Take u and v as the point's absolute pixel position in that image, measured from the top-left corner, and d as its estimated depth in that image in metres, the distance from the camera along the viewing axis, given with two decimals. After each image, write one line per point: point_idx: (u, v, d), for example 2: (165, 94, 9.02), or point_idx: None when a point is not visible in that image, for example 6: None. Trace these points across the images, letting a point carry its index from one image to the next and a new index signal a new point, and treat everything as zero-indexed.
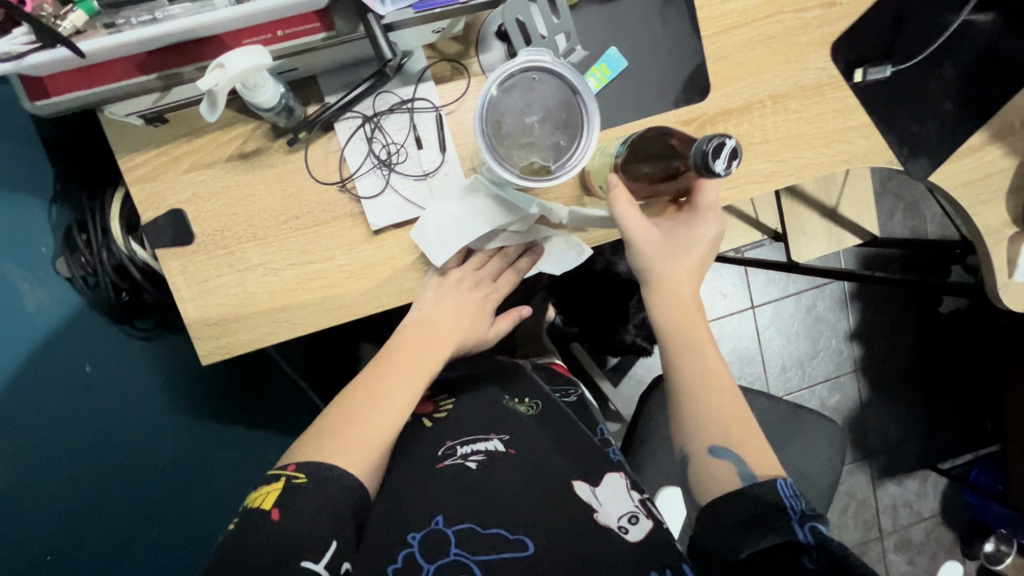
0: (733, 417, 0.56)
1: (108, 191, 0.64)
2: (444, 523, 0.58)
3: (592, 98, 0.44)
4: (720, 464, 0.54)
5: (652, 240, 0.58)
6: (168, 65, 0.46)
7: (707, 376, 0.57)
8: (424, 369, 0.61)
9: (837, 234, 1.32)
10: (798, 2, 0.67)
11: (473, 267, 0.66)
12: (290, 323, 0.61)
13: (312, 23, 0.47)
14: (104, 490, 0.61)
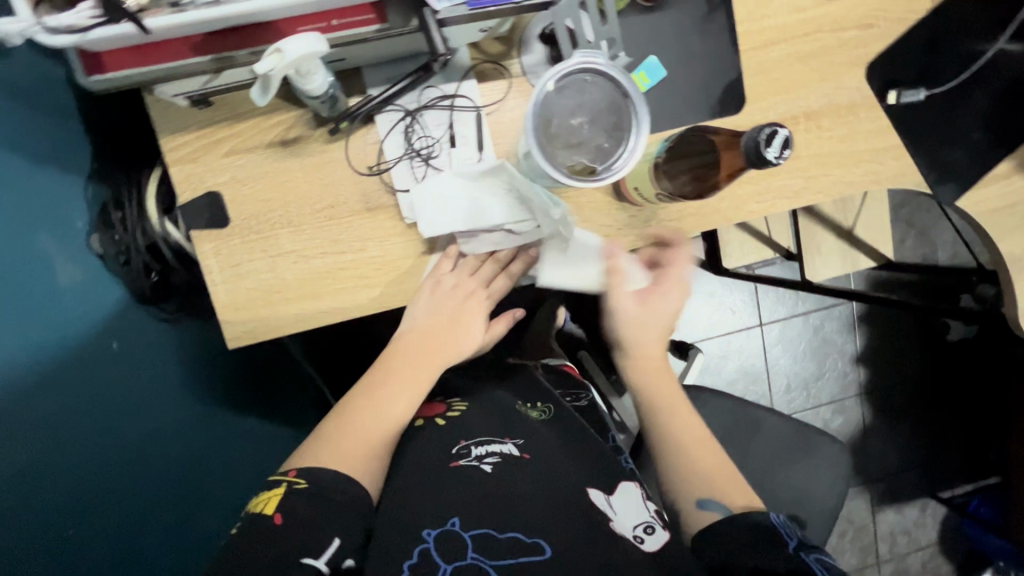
0: (712, 468, 0.62)
1: (146, 170, 0.64)
2: (461, 526, 0.57)
3: (643, 102, 0.44)
4: (708, 515, 0.60)
5: (630, 315, 0.62)
6: (224, 48, 0.46)
7: (685, 440, 0.64)
8: (421, 379, 0.62)
9: (851, 256, 1.32)
10: (836, 22, 0.68)
11: (468, 272, 0.64)
12: (320, 311, 0.61)
13: (366, 14, 0.47)
14: (109, 477, 0.59)
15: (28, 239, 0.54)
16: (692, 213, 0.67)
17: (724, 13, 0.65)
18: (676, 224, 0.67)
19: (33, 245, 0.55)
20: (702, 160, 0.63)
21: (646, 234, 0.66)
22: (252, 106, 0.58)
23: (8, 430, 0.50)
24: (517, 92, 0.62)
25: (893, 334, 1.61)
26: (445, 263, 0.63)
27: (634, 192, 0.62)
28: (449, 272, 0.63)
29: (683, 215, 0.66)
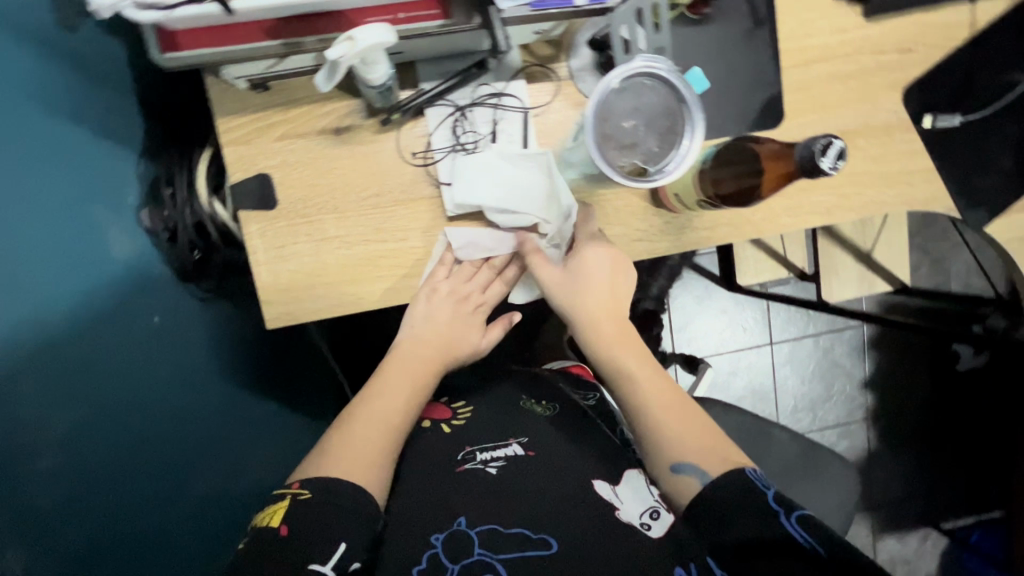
0: (687, 429, 0.60)
1: (197, 150, 0.66)
2: (467, 525, 0.59)
3: (699, 107, 0.46)
4: (683, 479, 0.57)
5: (557, 279, 0.64)
6: (294, 34, 0.48)
7: (651, 401, 0.61)
8: (417, 384, 0.63)
9: (868, 279, 1.32)
10: (876, 44, 0.70)
11: (463, 278, 0.65)
12: (360, 294, 0.63)
13: (432, 10, 0.49)
14: (146, 452, 0.59)
15: (83, 211, 0.56)
16: (725, 224, 0.68)
17: (768, 29, 0.67)
18: (709, 233, 0.68)
19: (88, 217, 0.57)
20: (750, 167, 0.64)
21: (679, 242, 0.67)
22: (308, 93, 0.59)
23: (52, 394, 0.51)
24: (563, 95, 0.64)
25: (903, 361, 1.61)
26: (442, 269, 0.64)
27: (674, 199, 0.65)
28: (446, 278, 0.64)
29: (716, 224, 0.68)
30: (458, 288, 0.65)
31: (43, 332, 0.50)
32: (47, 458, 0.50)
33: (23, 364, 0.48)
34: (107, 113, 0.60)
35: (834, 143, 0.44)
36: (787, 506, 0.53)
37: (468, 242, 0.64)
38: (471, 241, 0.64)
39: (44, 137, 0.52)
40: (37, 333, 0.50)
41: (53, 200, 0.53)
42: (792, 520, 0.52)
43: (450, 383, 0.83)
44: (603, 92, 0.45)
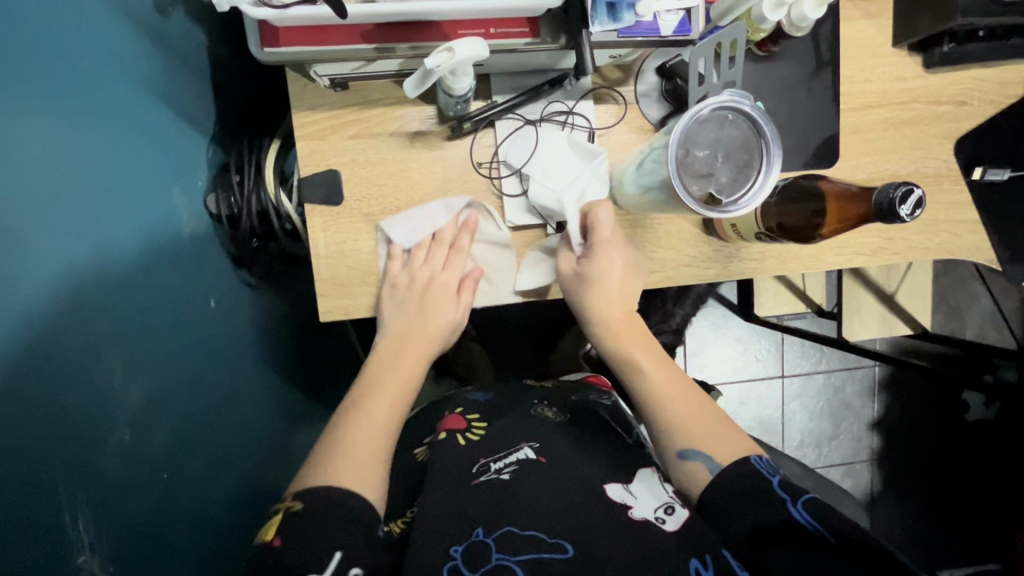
0: (694, 420, 0.58)
1: (265, 140, 0.68)
2: (484, 533, 0.53)
3: (778, 144, 0.48)
4: (693, 466, 0.56)
5: (572, 284, 0.64)
6: (388, 39, 0.49)
7: (660, 394, 0.60)
8: (404, 381, 0.60)
9: (890, 322, 1.32)
10: (933, 95, 0.71)
11: (423, 262, 0.64)
12: (379, 270, 0.63)
13: (522, 27, 0.50)
14: (197, 432, 0.58)
15: (160, 193, 0.57)
16: (772, 257, 0.69)
17: (831, 72, 0.68)
18: (757, 264, 0.69)
19: (166, 199, 0.58)
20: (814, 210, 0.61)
21: (726, 271, 0.68)
22: (383, 96, 0.61)
23: (130, 358, 0.50)
24: (627, 118, 0.65)
25: (913, 405, 1.61)
26: (395, 264, 0.63)
27: (729, 228, 0.64)
28: (405, 269, 0.63)
29: (764, 257, 0.69)
30: (427, 280, 0.64)
31: (131, 307, 0.51)
32: (122, 433, 0.48)
33: (106, 337, 0.48)
34: (187, 99, 0.62)
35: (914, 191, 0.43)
36: (794, 491, 0.52)
37: (411, 227, 0.63)
38: (441, 235, 0.64)
39: (129, 115, 0.53)
40: (118, 308, 0.50)
41: (133, 181, 0.53)
42: (800, 508, 0.50)
43: (460, 398, 0.77)
44: (686, 122, 0.47)
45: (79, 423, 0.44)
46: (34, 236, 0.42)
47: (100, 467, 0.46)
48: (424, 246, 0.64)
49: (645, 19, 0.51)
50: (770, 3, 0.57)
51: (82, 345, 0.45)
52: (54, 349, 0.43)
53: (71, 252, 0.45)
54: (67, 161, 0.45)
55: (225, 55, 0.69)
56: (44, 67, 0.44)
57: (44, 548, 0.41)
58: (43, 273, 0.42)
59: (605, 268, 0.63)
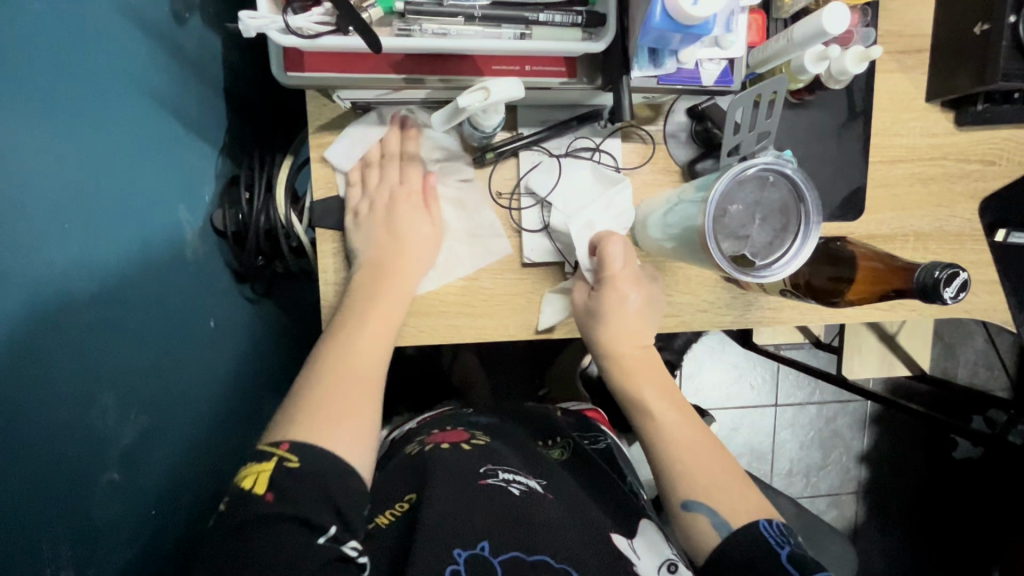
0: (709, 467, 0.56)
1: (278, 157, 0.66)
2: (490, 552, 0.51)
3: (819, 210, 0.46)
4: (695, 517, 0.54)
5: (586, 316, 0.61)
6: (418, 71, 0.47)
7: (673, 437, 0.57)
8: (382, 308, 0.55)
9: (889, 361, 1.31)
10: (962, 152, 0.70)
11: (382, 182, 0.59)
12: (341, 199, 0.59)
13: (559, 66, 0.48)
14: (185, 462, 0.54)
15: (165, 212, 0.54)
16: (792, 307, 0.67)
17: (862, 124, 0.67)
18: (774, 313, 0.67)
19: (172, 216, 0.55)
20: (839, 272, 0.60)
21: (744, 318, 0.67)
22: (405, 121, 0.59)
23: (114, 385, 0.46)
24: (654, 159, 0.63)
25: (903, 440, 1.61)
26: (354, 189, 0.59)
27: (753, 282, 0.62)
28: (365, 195, 0.58)
29: (784, 307, 0.67)
30: (391, 201, 0.58)
31: (121, 324, 0.47)
32: (110, 472, 0.45)
33: (97, 369, 0.45)
34: (199, 108, 0.59)
35: (960, 274, 0.42)
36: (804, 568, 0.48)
37: (352, 145, 0.58)
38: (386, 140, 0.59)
39: (130, 133, 0.49)
40: (92, 342, 0.44)
41: (134, 204, 0.50)
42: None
43: (463, 417, 0.75)
44: (734, 175, 0.45)
45: (64, 468, 0.41)
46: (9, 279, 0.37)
47: (82, 514, 0.43)
48: (376, 167, 0.59)
49: (687, 66, 0.50)
50: (811, 54, 0.55)
51: (49, 383, 0.40)
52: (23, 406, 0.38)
53: (63, 272, 0.41)
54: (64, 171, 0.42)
55: (240, 61, 0.67)
56: (50, 76, 0.41)
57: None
58: (15, 311, 0.38)
59: (620, 303, 0.59)
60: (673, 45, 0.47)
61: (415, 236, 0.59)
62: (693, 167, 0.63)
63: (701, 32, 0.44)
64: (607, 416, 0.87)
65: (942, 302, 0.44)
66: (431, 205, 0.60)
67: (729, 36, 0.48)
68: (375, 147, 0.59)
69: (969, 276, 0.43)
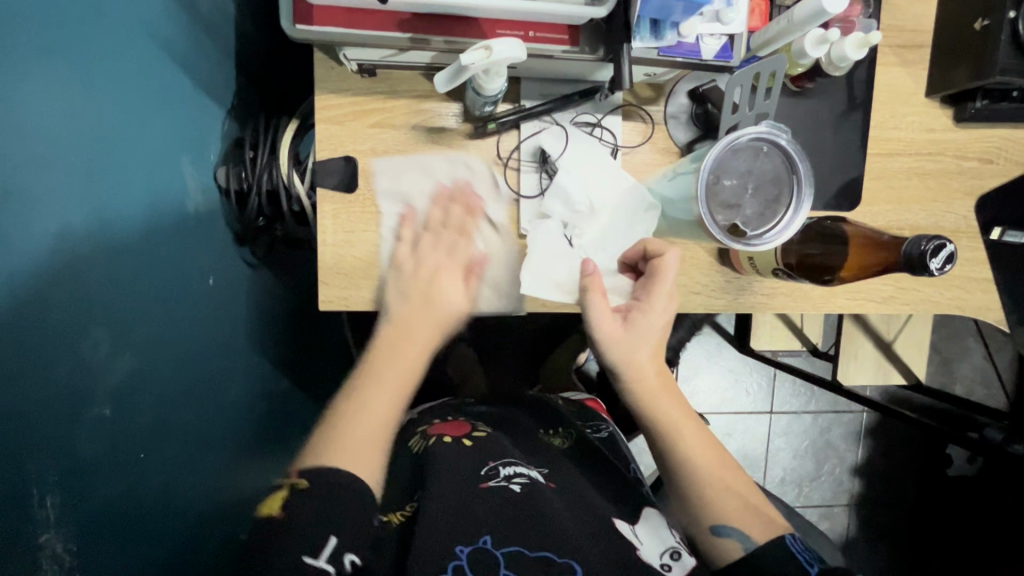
0: (732, 491, 0.55)
1: (283, 121, 0.67)
2: (492, 544, 0.50)
3: (811, 183, 0.48)
4: (726, 542, 0.53)
5: (616, 333, 0.57)
6: (423, 31, 0.48)
7: (696, 459, 0.56)
8: (406, 368, 0.55)
9: (884, 370, 1.30)
10: (960, 149, 0.70)
11: (440, 247, 0.59)
12: (386, 255, 0.60)
13: (561, 34, 0.50)
14: (168, 421, 0.53)
15: (171, 163, 0.55)
16: (783, 293, 0.67)
17: (861, 115, 0.67)
18: (767, 299, 0.67)
19: (177, 172, 0.56)
20: (834, 250, 0.60)
21: (737, 302, 0.67)
22: (408, 88, 0.59)
23: (115, 319, 0.47)
24: (654, 139, 0.64)
25: (897, 454, 1.60)
26: (404, 246, 0.59)
27: (747, 262, 0.62)
28: (412, 254, 0.59)
29: (776, 293, 0.67)
30: (432, 266, 0.59)
31: (121, 263, 0.48)
32: (100, 407, 0.45)
33: (99, 304, 0.45)
34: (209, 67, 0.61)
35: (947, 246, 0.44)
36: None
37: (393, 175, 0.60)
38: (429, 195, 0.61)
39: (144, 82, 0.51)
40: (93, 277, 0.45)
41: (142, 151, 0.51)
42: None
43: (462, 408, 0.75)
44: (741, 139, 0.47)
45: (56, 395, 0.41)
46: (23, 186, 0.38)
47: (71, 446, 0.42)
48: (433, 231, 0.60)
49: (687, 40, 0.51)
50: (812, 38, 0.56)
51: (53, 306, 0.41)
52: (37, 318, 0.39)
53: (71, 203, 0.43)
54: (81, 103, 0.43)
55: (252, 28, 0.68)
56: (72, 12, 0.42)
57: (11, 538, 0.38)
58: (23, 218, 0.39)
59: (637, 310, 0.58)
60: (674, 16, 0.48)
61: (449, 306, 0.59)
62: (691, 148, 0.63)
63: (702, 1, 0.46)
64: (604, 405, 0.87)
65: (929, 274, 0.46)
66: (470, 276, 0.60)
67: (730, 12, 0.51)
68: (438, 209, 0.60)
69: (954, 249, 0.44)
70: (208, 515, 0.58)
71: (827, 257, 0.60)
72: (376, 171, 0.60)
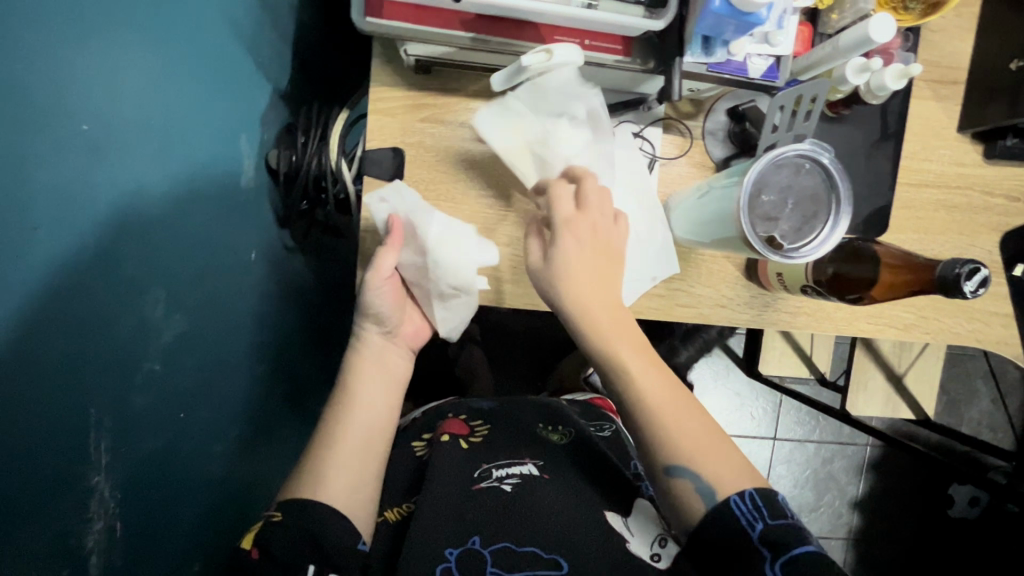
0: (688, 433, 0.51)
1: (334, 110, 0.69)
2: (481, 543, 0.53)
3: (848, 198, 0.49)
4: (683, 488, 0.49)
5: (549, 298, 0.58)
6: (485, 32, 0.51)
7: (652, 405, 0.52)
8: (372, 372, 0.60)
9: (893, 402, 1.30)
10: (988, 185, 0.72)
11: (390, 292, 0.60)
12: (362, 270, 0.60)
13: (615, 44, 0.52)
14: (210, 382, 0.54)
15: (233, 140, 0.57)
16: (806, 313, 0.69)
17: (894, 145, 0.69)
18: (790, 318, 0.69)
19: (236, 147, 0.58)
20: (863, 271, 0.62)
21: (760, 318, 0.68)
22: (459, 87, 0.62)
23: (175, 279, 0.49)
24: (690, 153, 0.66)
25: (899, 490, 1.58)
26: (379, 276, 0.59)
27: (776, 278, 0.63)
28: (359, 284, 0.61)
29: (800, 311, 0.69)
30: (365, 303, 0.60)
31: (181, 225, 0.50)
32: (152, 363, 0.47)
33: (161, 263, 0.48)
34: (270, 53, 0.63)
35: (980, 270, 0.47)
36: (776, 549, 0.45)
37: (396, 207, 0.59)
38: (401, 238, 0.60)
39: (217, 58, 0.54)
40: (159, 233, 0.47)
41: (213, 126, 0.54)
42: (776, 563, 0.45)
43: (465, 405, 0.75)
44: (764, 164, 0.48)
45: (118, 344, 0.44)
46: (116, 148, 0.43)
47: (124, 398, 0.45)
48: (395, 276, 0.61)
49: (736, 58, 0.53)
50: (854, 65, 0.58)
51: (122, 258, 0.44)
52: (111, 268, 0.43)
53: (142, 166, 0.45)
54: (159, 73, 0.47)
55: (311, 20, 0.71)
56: None
57: (61, 474, 0.41)
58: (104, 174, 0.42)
59: (582, 276, 0.56)
60: (726, 34, 0.50)
61: (398, 342, 0.63)
62: (727, 165, 0.65)
63: (755, 21, 0.48)
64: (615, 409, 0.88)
65: (962, 296, 0.48)
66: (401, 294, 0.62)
67: (779, 35, 0.52)
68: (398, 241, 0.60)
69: (988, 272, 0.47)
70: (241, 489, 0.59)
71: (857, 276, 0.61)
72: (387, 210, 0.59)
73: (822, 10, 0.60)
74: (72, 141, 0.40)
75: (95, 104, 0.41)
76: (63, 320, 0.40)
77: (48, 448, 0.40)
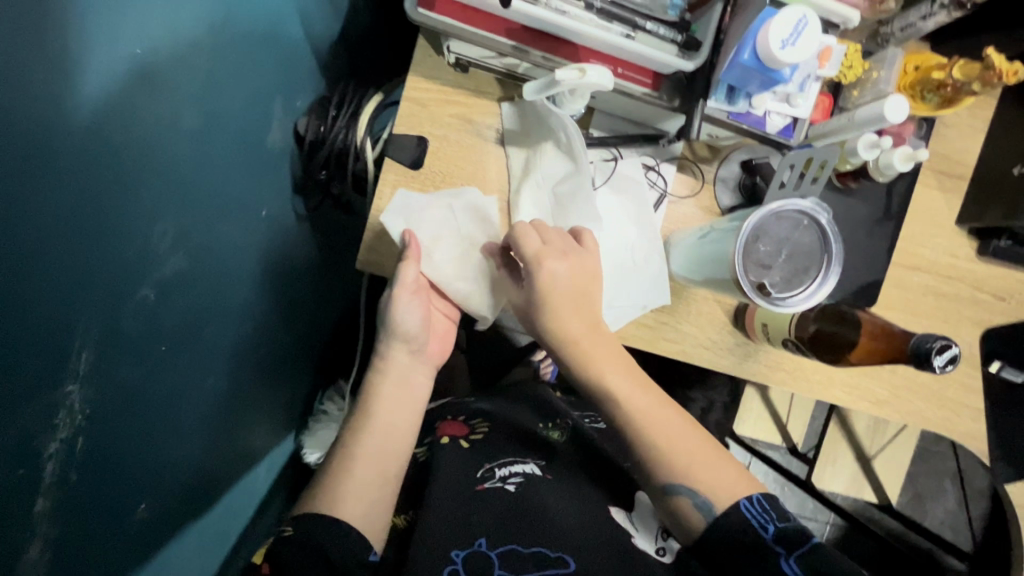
0: (698, 450, 0.53)
1: (370, 91, 0.71)
2: (488, 546, 0.53)
3: (841, 244, 0.52)
4: (680, 501, 0.51)
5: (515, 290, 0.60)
6: (526, 42, 0.54)
7: (641, 419, 0.54)
8: (386, 382, 0.61)
9: (859, 482, 1.30)
10: (977, 281, 0.74)
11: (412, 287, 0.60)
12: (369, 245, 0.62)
13: (645, 77, 0.55)
14: (198, 327, 0.55)
15: (266, 99, 0.59)
16: (785, 369, 0.70)
17: (894, 226, 0.71)
18: (768, 371, 0.70)
19: (268, 109, 0.61)
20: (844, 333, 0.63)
21: (741, 367, 0.69)
22: (492, 92, 0.64)
23: (184, 218, 0.51)
24: (700, 195, 0.68)
25: None
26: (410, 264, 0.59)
27: (760, 328, 0.65)
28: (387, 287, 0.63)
29: (779, 367, 0.70)
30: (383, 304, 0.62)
31: (201, 164, 0.52)
32: (146, 291, 0.48)
33: (173, 200, 0.49)
34: (320, 27, 0.66)
35: (949, 346, 0.50)
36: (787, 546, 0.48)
37: (410, 209, 0.61)
38: (411, 237, 0.60)
39: (272, 20, 0.56)
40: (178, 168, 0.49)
41: (253, 83, 0.57)
42: (791, 560, 0.47)
43: (463, 404, 0.75)
44: (763, 213, 0.51)
45: (122, 262, 0.45)
46: (161, 76, 0.45)
47: (116, 317, 0.45)
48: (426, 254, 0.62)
49: (756, 112, 0.56)
50: (866, 140, 0.61)
51: (140, 181, 0.45)
52: (127, 187, 0.44)
53: (176, 99, 0.47)
54: (215, 20, 0.49)
55: (364, 6, 0.74)
56: None
57: (46, 374, 0.41)
58: (144, 98, 0.44)
59: (558, 286, 0.57)
60: (750, 87, 0.53)
61: (422, 359, 0.65)
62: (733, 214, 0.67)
63: (778, 78, 0.50)
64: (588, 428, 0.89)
65: (930, 370, 0.51)
66: (422, 291, 0.62)
67: (800, 97, 0.56)
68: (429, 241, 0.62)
69: (957, 349, 0.50)
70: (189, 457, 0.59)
71: (838, 340, 0.63)
72: (393, 208, 0.61)
73: (845, 85, 0.64)
74: (125, 61, 0.41)
75: (155, 32, 0.43)
76: (83, 226, 0.41)
77: (35, 351, 0.39)
